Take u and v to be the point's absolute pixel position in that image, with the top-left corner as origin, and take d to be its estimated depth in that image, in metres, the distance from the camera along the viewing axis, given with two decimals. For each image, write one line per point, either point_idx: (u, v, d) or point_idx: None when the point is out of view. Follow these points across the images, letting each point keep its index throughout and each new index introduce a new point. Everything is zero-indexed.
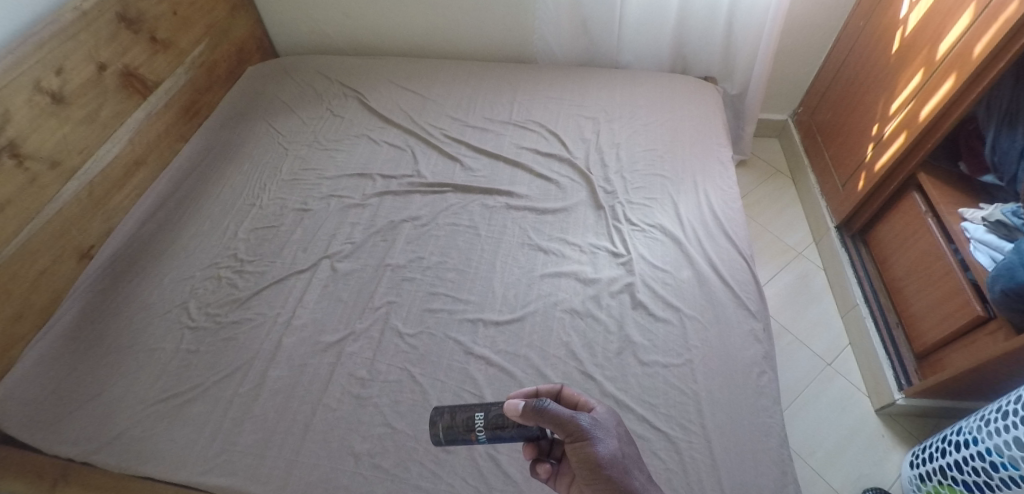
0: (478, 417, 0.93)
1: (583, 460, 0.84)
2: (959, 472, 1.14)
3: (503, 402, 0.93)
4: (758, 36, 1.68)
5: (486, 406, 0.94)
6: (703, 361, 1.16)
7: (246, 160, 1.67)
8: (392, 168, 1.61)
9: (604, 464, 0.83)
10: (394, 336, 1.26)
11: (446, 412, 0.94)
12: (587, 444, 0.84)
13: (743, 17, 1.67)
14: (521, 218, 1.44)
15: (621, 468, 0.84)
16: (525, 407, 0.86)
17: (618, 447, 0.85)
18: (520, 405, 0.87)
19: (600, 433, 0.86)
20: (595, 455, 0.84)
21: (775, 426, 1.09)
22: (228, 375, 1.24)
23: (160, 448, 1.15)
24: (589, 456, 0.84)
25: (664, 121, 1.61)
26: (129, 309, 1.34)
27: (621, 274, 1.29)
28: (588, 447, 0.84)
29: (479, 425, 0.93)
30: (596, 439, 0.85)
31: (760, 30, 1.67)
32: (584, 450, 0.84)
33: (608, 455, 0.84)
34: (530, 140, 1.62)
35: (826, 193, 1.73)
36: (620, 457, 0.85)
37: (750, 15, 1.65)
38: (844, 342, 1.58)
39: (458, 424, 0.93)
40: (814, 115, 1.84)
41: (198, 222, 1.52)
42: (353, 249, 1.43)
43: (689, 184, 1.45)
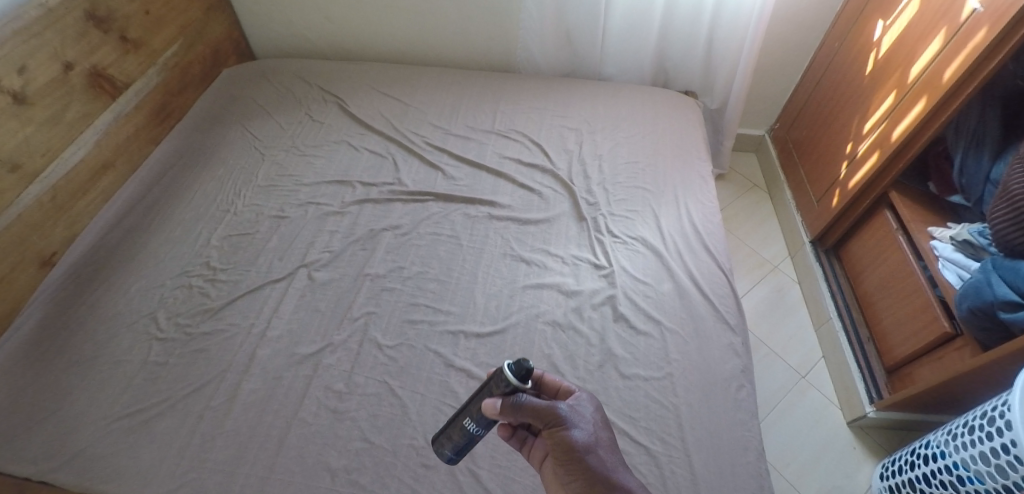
0: (467, 426, 0.88)
1: (559, 446, 0.82)
2: (927, 484, 1.17)
3: (475, 398, 0.86)
4: (738, 51, 1.70)
5: (466, 412, 0.88)
6: (683, 374, 1.16)
7: (220, 165, 1.62)
8: (372, 175, 1.59)
9: (580, 448, 0.82)
10: (373, 347, 1.24)
11: (444, 437, 0.93)
12: (564, 429, 0.83)
13: (723, 33, 1.69)
14: (503, 228, 1.43)
15: (597, 452, 0.82)
16: (501, 404, 0.81)
17: (593, 431, 0.84)
18: (496, 404, 0.81)
19: (577, 419, 0.85)
20: (572, 439, 0.82)
21: (753, 440, 1.09)
22: (199, 388, 1.20)
23: (125, 465, 1.11)
24: (565, 441, 0.82)
25: (647, 133, 1.62)
26: (93, 320, 1.30)
27: (602, 286, 1.29)
28: (565, 432, 0.83)
29: (472, 430, 0.88)
30: (570, 425, 0.84)
31: (739, 46, 1.69)
32: (560, 435, 0.82)
33: (584, 439, 0.83)
34: (513, 150, 1.62)
35: (801, 209, 1.76)
36: (596, 440, 0.84)
37: (730, 31, 1.67)
38: (818, 355, 1.60)
39: (459, 440, 0.91)
40: (790, 132, 1.87)
41: (168, 229, 1.47)
42: (331, 258, 1.40)
43: (670, 198, 1.46)
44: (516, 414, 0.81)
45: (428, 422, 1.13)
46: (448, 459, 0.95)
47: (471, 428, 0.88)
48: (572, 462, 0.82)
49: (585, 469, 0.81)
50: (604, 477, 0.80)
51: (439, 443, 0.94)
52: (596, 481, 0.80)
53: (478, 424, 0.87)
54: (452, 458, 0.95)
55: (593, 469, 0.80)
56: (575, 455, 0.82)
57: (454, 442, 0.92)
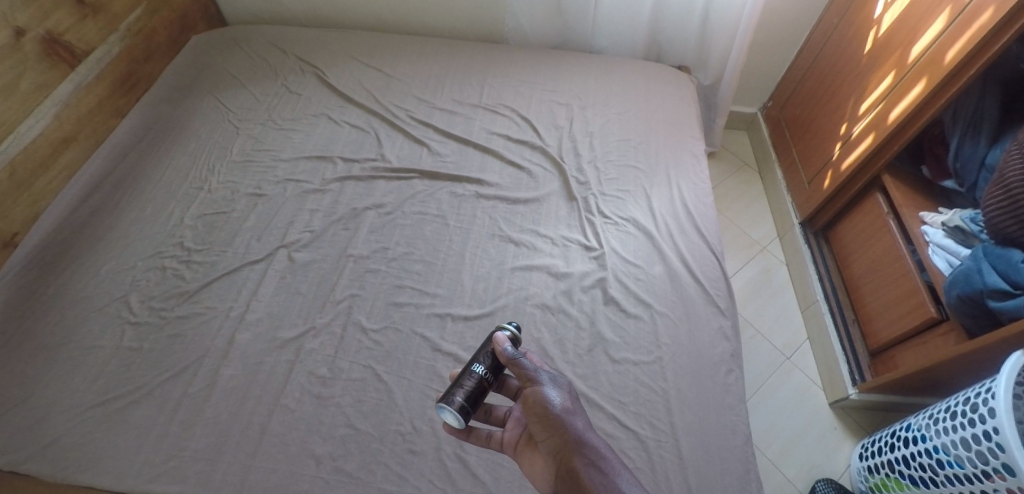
0: (477, 366, 0.93)
1: (535, 407, 0.84)
2: (906, 466, 1.19)
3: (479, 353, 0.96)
4: (734, 25, 1.66)
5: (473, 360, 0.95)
6: (673, 358, 1.16)
7: (192, 140, 1.55)
8: (354, 151, 1.53)
9: (555, 410, 0.83)
10: (357, 331, 1.20)
11: (450, 393, 0.90)
12: (539, 387, 0.86)
13: (720, 6, 1.64)
14: (491, 207, 1.39)
15: (571, 414, 0.83)
16: (508, 347, 0.92)
17: (571, 397, 0.86)
18: (506, 343, 0.93)
19: (555, 385, 0.87)
20: (548, 401, 0.84)
21: (740, 424, 1.10)
22: (176, 374, 1.16)
23: (100, 453, 1.07)
24: (542, 402, 0.84)
25: (640, 109, 1.58)
26: (61, 304, 1.25)
27: (593, 268, 1.27)
28: (543, 393, 0.85)
29: (482, 370, 0.92)
30: (551, 388, 0.86)
31: (736, 20, 1.64)
32: (540, 395, 0.85)
33: (561, 402, 0.84)
34: (501, 126, 1.57)
35: (791, 189, 1.76)
36: (573, 406, 0.85)
37: (726, 4, 1.62)
38: (803, 337, 1.61)
39: (468, 386, 0.90)
40: (784, 109, 1.85)
41: (139, 208, 1.41)
42: (312, 238, 1.35)
43: (662, 178, 1.43)
44: (513, 364, 0.90)
45: (415, 408, 1.10)
46: (461, 408, 0.88)
47: (479, 369, 0.92)
48: (546, 423, 0.82)
49: (558, 430, 0.81)
50: (575, 436, 0.80)
51: (446, 396, 0.90)
52: (567, 438, 0.80)
53: (487, 365, 0.93)
54: (465, 406, 0.89)
55: (565, 429, 0.81)
56: (550, 417, 0.82)
57: (467, 385, 0.91)
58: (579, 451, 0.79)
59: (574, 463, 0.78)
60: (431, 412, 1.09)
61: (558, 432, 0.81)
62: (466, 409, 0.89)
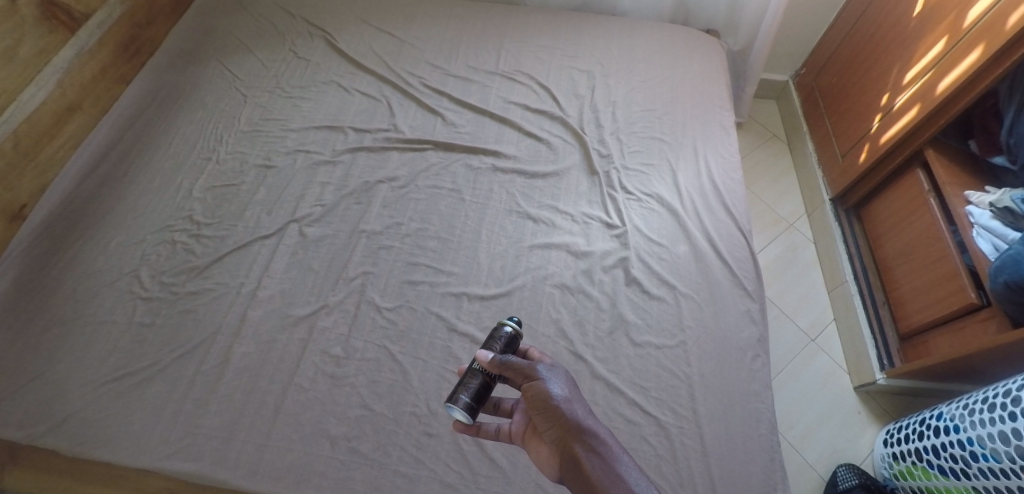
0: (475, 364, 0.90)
1: (532, 400, 0.81)
2: (935, 456, 1.15)
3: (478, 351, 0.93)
4: None
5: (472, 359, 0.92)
6: (697, 342, 1.12)
7: (199, 108, 1.50)
8: (366, 120, 1.47)
9: (553, 401, 0.79)
10: (371, 309, 1.17)
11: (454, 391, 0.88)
12: (539, 382, 0.81)
13: None
14: (508, 182, 1.34)
15: (570, 403, 0.80)
16: (492, 356, 0.86)
17: (570, 386, 0.83)
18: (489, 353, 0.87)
19: (553, 376, 0.83)
20: (547, 393, 0.80)
21: (765, 412, 1.06)
22: (189, 351, 1.14)
23: (116, 430, 1.07)
24: (539, 394, 0.80)
25: (666, 79, 1.53)
26: (72, 278, 1.23)
27: (614, 247, 1.23)
28: (542, 386, 0.81)
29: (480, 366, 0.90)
30: (546, 378, 0.82)
31: None
32: (536, 389, 0.81)
33: (559, 393, 0.81)
34: (518, 95, 1.51)
35: (823, 163, 1.70)
36: (571, 394, 0.82)
37: None
38: (829, 318, 1.56)
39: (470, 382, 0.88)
40: (820, 78, 1.77)
41: (148, 179, 1.38)
42: (323, 213, 1.31)
43: (689, 150, 1.40)
44: (502, 368, 0.85)
45: (431, 390, 1.07)
46: (467, 406, 0.86)
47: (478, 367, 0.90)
48: (545, 416, 0.79)
49: (557, 421, 0.78)
50: (576, 427, 0.77)
51: (453, 396, 0.88)
52: (568, 427, 0.77)
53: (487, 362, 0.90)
54: (471, 403, 0.86)
55: (566, 419, 0.78)
56: (548, 409, 0.79)
57: (471, 383, 0.88)
58: (580, 441, 0.76)
59: (576, 450, 0.76)
60: (447, 394, 1.07)
61: (557, 425, 0.78)
62: (472, 407, 0.86)
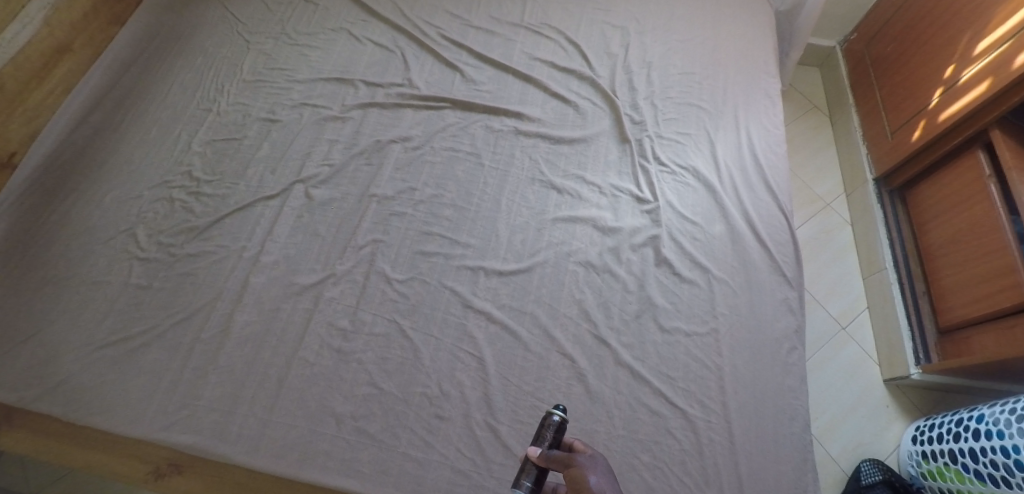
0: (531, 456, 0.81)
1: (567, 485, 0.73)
2: (972, 460, 1.09)
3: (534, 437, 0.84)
4: None
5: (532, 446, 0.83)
6: (729, 331, 1.05)
7: (199, 53, 1.40)
8: (378, 73, 1.36)
9: (584, 482, 0.71)
10: (381, 281, 1.09)
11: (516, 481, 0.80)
12: (576, 469, 0.73)
13: None
14: (532, 147, 1.25)
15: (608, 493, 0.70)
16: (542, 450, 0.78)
17: (610, 480, 0.73)
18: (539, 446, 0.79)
19: (593, 467, 0.75)
20: (582, 478, 0.72)
21: (799, 408, 1.00)
22: (187, 317, 1.08)
23: (113, 397, 1.01)
24: (573, 478, 0.72)
25: (706, 40, 1.42)
26: (65, 234, 1.16)
27: (645, 224, 1.15)
28: (578, 472, 0.72)
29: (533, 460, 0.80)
30: (585, 466, 0.75)
31: None
32: (571, 472, 0.73)
33: (596, 480, 0.72)
34: (545, 50, 1.39)
35: (869, 140, 1.61)
36: (611, 485, 0.73)
37: None
38: (862, 306, 1.51)
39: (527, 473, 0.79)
40: (873, 46, 1.66)
41: (145, 129, 1.29)
42: (331, 174, 1.22)
43: (730, 121, 1.31)
44: (547, 461, 0.77)
45: (443, 370, 1.00)
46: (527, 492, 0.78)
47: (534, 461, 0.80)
48: None
49: None
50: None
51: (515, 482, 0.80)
52: None
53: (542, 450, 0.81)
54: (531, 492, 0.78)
55: None
56: (581, 492, 0.70)
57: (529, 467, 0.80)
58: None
59: None
60: (460, 376, 1.00)
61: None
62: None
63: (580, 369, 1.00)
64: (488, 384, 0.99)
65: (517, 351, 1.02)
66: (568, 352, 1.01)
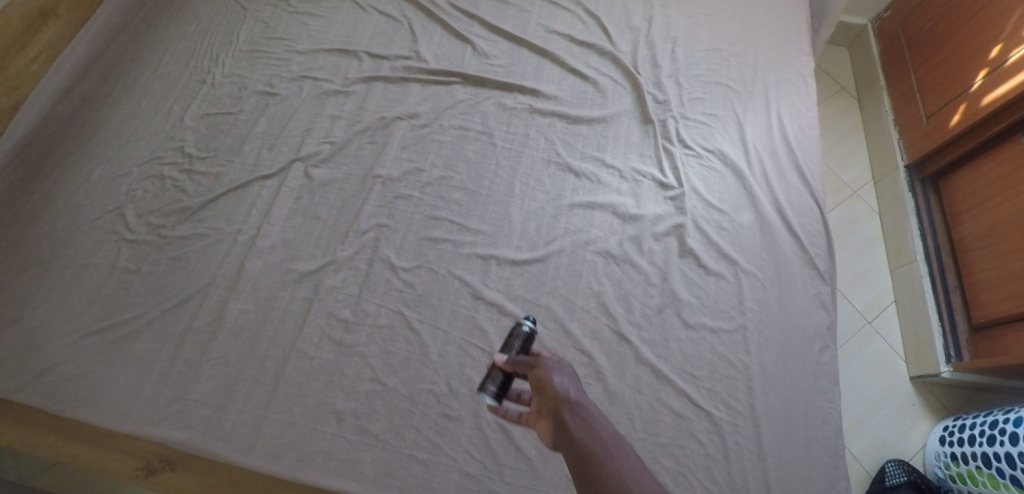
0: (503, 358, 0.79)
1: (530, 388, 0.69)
2: (1007, 465, 1.02)
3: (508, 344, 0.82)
4: None
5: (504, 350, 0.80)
6: (758, 328, 0.98)
7: (193, 22, 1.31)
8: (383, 44, 1.27)
9: (546, 377, 0.68)
10: (386, 269, 1.02)
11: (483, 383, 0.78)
12: (539, 367, 0.70)
13: None
14: (547, 126, 1.17)
15: (571, 391, 0.66)
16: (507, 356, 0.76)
17: (574, 376, 0.70)
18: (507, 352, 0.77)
19: (557, 364, 0.71)
20: (545, 374, 0.68)
21: (832, 412, 0.94)
22: (178, 304, 1.01)
23: (101, 388, 0.95)
24: (536, 378, 0.69)
25: (735, 14, 1.33)
26: (49, 212, 1.08)
27: (669, 212, 1.07)
28: (541, 370, 0.69)
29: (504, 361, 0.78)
30: (550, 368, 0.71)
31: None
32: (535, 375, 0.69)
33: (559, 375, 0.69)
34: (562, 23, 1.30)
35: (902, 124, 1.53)
36: (575, 381, 0.69)
37: None
38: (889, 299, 1.44)
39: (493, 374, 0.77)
40: (909, 24, 1.56)
41: (134, 102, 1.21)
42: (332, 152, 1.14)
43: (760, 102, 1.22)
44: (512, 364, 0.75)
45: (451, 366, 0.94)
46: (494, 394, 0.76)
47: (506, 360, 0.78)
48: (540, 397, 0.66)
49: (551, 396, 0.66)
50: (570, 408, 0.63)
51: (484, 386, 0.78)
52: (558, 400, 0.65)
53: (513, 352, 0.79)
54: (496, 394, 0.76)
55: (560, 394, 0.65)
56: (543, 386, 0.67)
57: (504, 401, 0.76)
58: (571, 417, 0.62)
59: (566, 420, 0.62)
60: (469, 373, 0.93)
61: (552, 408, 0.65)
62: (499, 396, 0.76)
63: (599, 368, 0.93)
64: None
65: None
66: (586, 348, 0.94)
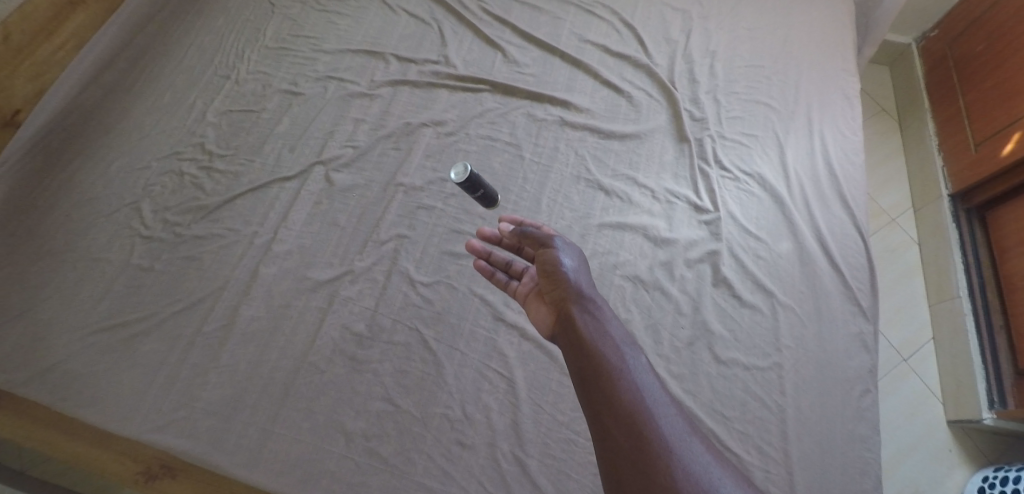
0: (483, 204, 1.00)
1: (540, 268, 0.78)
2: None
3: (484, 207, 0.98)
4: None
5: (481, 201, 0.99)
6: (795, 366, 0.93)
7: (220, 16, 1.29)
8: (411, 47, 1.23)
9: (557, 266, 0.75)
10: (404, 282, 0.98)
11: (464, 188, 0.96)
12: (550, 253, 0.77)
13: None
14: (578, 140, 1.12)
15: (580, 275, 0.75)
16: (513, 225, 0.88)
17: (582, 264, 0.78)
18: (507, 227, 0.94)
19: (567, 251, 0.78)
20: (557, 261, 0.76)
21: (872, 462, 0.88)
22: (189, 306, 0.98)
23: (105, 388, 0.92)
24: (547, 261, 0.77)
25: (778, 30, 1.27)
26: (66, 203, 1.06)
27: (703, 237, 1.02)
28: (554, 257, 0.77)
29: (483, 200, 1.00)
30: (559, 251, 0.79)
31: None
32: (545, 258, 0.77)
33: (569, 264, 0.76)
34: (597, 32, 1.25)
35: (949, 151, 1.45)
36: (583, 270, 0.77)
37: None
38: (927, 336, 1.37)
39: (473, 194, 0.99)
40: (959, 45, 1.48)
41: (157, 94, 1.19)
42: (355, 157, 1.10)
43: (802, 124, 1.16)
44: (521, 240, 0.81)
45: (468, 389, 0.89)
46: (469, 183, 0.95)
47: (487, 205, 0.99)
48: (550, 282, 0.75)
49: (560, 284, 0.74)
50: (578, 295, 0.72)
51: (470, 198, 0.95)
52: (567, 292, 0.73)
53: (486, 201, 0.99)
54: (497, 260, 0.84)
55: (569, 283, 0.74)
56: (554, 273, 0.75)
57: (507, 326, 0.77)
58: (579, 305, 0.71)
59: (572, 312, 0.71)
60: (486, 399, 0.89)
61: (560, 292, 0.74)
62: None
63: None
64: (517, 410, 0.88)
65: (551, 373, 0.90)
66: None
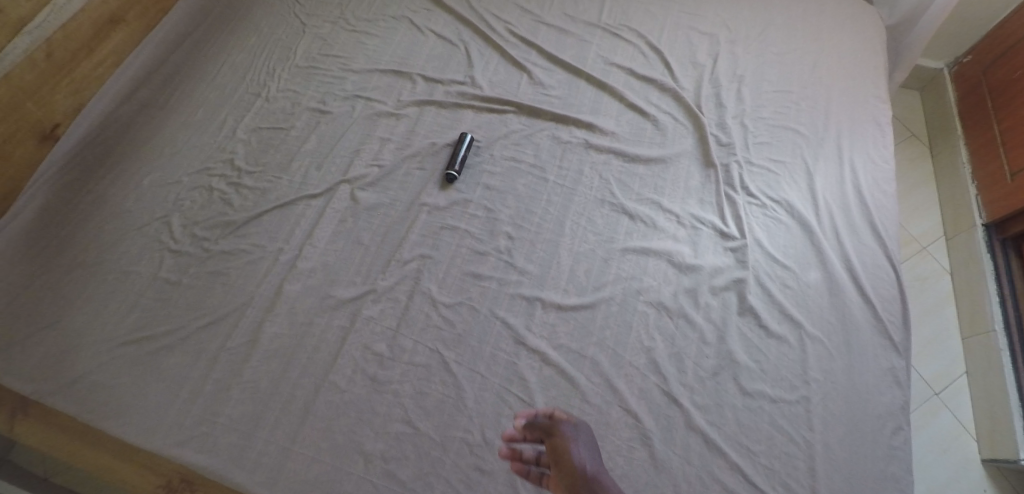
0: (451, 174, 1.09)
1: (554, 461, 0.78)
2: None
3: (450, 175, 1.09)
4: None
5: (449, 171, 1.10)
6: (823, 400, 0.91)
7: (253, 34, 1.32)
8: (438, 68, 1.24)
9: (575, 462, 0.76)
10: (426, 303, 0.98)
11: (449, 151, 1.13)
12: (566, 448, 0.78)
13: None
14: (603, 164, 1.11)
15: (592, 463, 0.77)
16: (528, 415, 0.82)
17: (595, 452, 0.79)
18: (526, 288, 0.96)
19: (580, 440, 0.80)
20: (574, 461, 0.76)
21: None
22: (214, 321, 0.99)
23: (129, 400, 0.92)
24: (560, 456, 0.77)
25: (807, 54, 1.26)
26: (99, 216, 1.09)
27: (729, 265, 1.01)
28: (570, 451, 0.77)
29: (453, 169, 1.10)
30: (568, 437, 0.79)
31: None
32: (558, 449, 0.78)
33: (583, 455, 0.78)
34: (623, 55, 1.25)
35: (983, 179, 1.42)
36: (594, 455, 0.79)
37: None
38: (960, 369, 1.33)
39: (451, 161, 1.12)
40: (992, 71, 1.46)
41: (190, 110, 1.21)
42: (380, 176, 1.11)
43: (831, 150, 1.14)
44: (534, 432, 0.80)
45: (488, 414, 0.89)
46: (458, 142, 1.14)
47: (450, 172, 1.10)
48: (568, 479, 0.75)
49: (576, 481, 0.75)
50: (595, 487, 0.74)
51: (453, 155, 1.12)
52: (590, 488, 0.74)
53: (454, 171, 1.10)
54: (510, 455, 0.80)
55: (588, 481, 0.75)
56: (571, 470, 0.76)
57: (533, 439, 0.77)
58: None
59: None
60: (506, 424, 0.88)
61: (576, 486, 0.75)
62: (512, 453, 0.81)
63: (645, 431, 0.87)
64: None
65: (573, 400, 0.89)
66: (632, 408, 0.88)
